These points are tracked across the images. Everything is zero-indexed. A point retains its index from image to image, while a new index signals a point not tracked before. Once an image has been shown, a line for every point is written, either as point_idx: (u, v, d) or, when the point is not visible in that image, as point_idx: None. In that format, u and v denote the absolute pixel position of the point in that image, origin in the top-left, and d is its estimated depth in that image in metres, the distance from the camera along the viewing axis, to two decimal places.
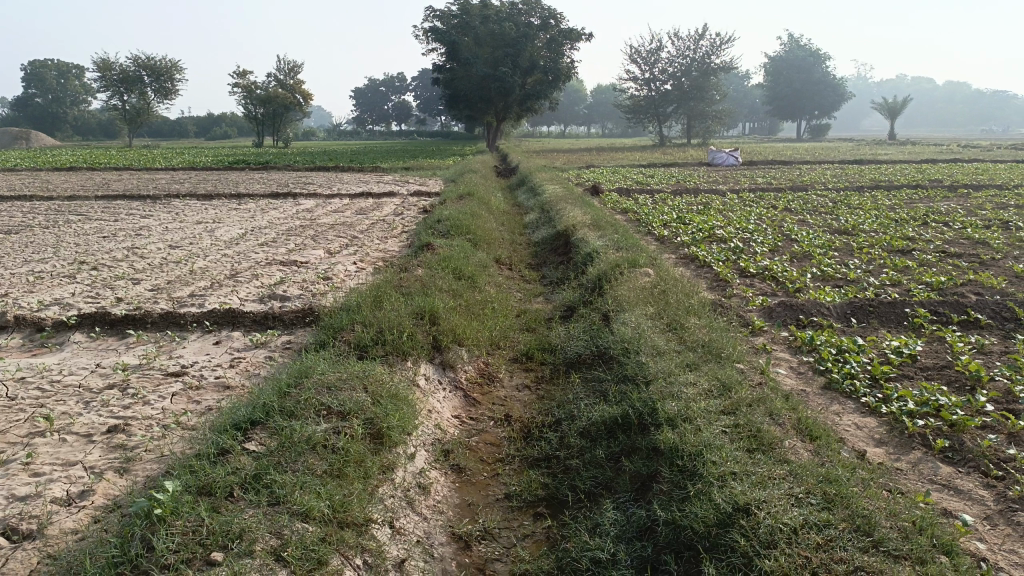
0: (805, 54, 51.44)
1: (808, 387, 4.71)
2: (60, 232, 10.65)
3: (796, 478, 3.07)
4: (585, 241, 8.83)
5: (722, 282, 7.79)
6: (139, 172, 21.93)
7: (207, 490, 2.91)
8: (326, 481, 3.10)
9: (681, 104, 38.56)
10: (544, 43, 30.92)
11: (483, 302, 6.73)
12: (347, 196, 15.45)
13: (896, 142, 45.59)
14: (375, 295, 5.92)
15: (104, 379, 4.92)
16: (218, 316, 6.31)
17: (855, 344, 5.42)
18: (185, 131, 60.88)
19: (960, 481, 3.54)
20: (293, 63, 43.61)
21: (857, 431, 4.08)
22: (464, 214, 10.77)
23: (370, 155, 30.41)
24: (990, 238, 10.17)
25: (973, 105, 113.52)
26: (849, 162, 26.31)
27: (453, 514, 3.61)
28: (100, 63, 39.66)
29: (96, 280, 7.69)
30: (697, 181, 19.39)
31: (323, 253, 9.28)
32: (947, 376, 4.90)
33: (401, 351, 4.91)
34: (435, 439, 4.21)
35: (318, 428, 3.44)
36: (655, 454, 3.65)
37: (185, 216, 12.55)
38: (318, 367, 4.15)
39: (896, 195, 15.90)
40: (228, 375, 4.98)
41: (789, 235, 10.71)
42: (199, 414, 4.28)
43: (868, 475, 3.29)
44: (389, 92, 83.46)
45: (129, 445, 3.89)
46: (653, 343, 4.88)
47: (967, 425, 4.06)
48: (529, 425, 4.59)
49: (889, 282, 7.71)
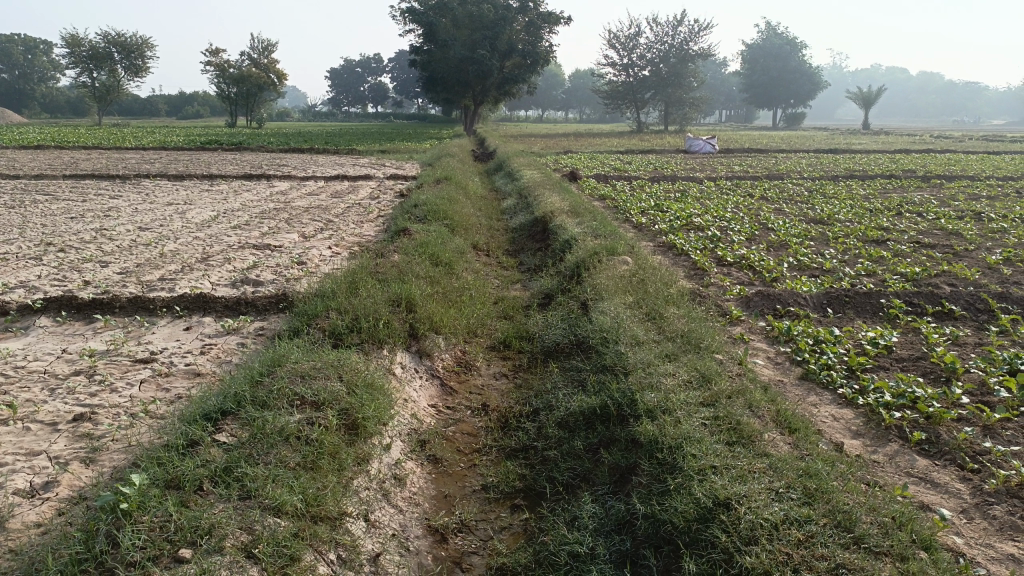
0: (783, 43, 51.59)
1: (786, 378, 4.72)
2: (26, 212, 10.38)
3: (777, 472, 3.05)
4: (564, 228, 8.77)
5: (700, 271, 7.78)
6: (108, 151, 21.46)
7: (176, 483, 2.81)
8: (298, 473, 3.02)
9: (658, 90, 38.51)
10: (522, 26, 30.65)
11: (460, 290, 6.65)
12: (322, 179, 15.25)
13: (870, 132, 45.97)
14: (351, 281, 5.82)
15: (70, 365, 4.78)
16: (189, 301, 6.17)
17: (831, 334, 5.43)
18: (156, 110, 59.68)
19: (937, 474, 3.56)
20: (268, 43, 42.93)
21: (835, 422, 4.09)
22: (441, 199, 10.67)
23: (346, 137, 30.05)
24: (963, 229, 10.28)
25: (945, 97, 114.89)
26: (824, 151, 26.48)
27: (429, 506, 3.55)
28: (69, 39, 38.57)
29: (63, 262, 7.49)
30: (675, 168, 19.41)
31: (297, 237, 9.14)
32: (922, 368, 4.93)
33: (377, 339, 4.83)
34: (411, 429, 4.15)
35: (291, 419, 3.35)
36: (634, 446, 3.61)
37: (155, 196, 12.30)
38: (292, 356, 4.05)
39: (871, 184, 16.01)
40: (199, 362, 4.87)
41: (765, 224, 10.75)
42: (168, 403, 4.18)
43: (847, 468, 3.28)
44: (365, 74, 82.52)
45: (95, 434, 3.78)
46: (632, 332, 4.85)
47: (943, 418, 4.09)
48: (507, 414, 4.54)
49: (865, 272, 7.76)
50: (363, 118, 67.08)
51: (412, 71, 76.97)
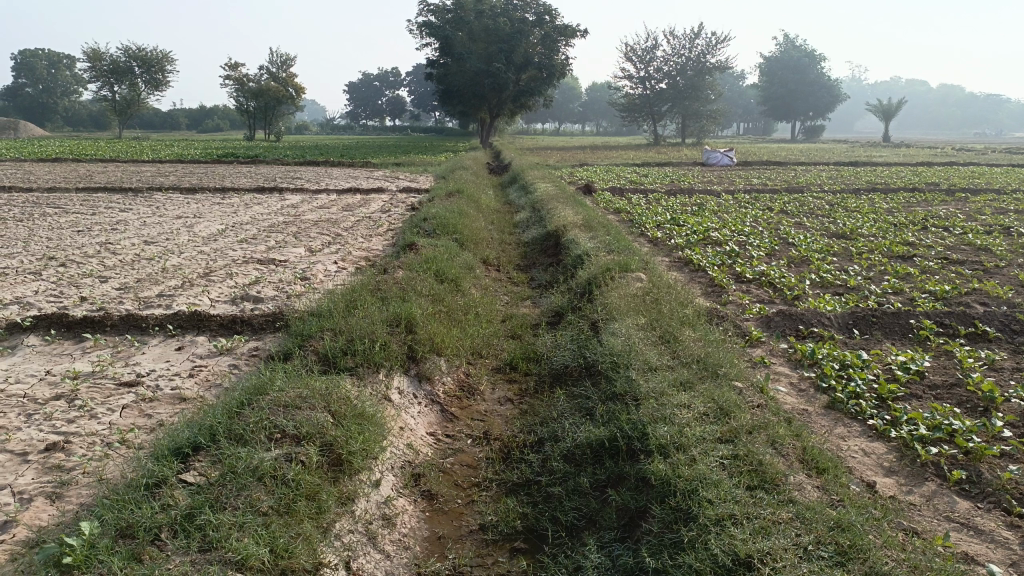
0: (801, 55, 51.12)
1: (810, 407, 4.38)
2: (33, 226, 10.23)
3: (805, 523, 2.72)
4: (576, 243, 8.46)
5: (717, 288, 7.46)
6: (124, 164, 21.52)
7: (132, 532, 2.57)
8: (269, 520, 2.74)
9: (675, 103, 38.21)
10: (539, 39, 30.42)
11: (466, 308, 6.37)
12: (334, 192, 15.06)
13: (888, 144, 45.37)
14: (349, 300, 5.55)
15: (51, 389, 4.53)
16: (182, 320, 5.91)
17: (859, 358, 5.08)
18: (176, 124, 60.13)
19: (980, 519, 3.21)
20: (286, 57, 43.08)
21: (865, 458, 3.75)
22: (452, 212, 10.42)
23: (362, 149, 30.01)
24: (993, 244, 9.87)
25: (968, 110, 113.51)
26: (844, 164, 26.00)
27: (420, 550, 3.25)
28: (90, 54, 38.98)
29: (62, 278, 7.28)
30: (692, 181, 19.10)
31: (304, 251, 8.91)
32: (957, 396, 4.58)
33: (373, 362, 4.55)
34: (405, 461, 3.85)
35: (266, 455, 3.06)
36: (645, 486, 3.29)
37: (165, 210, 12.12)
38: (275, 383, 3.77)
39: (894, 197, 15.60)
40: (186, 386, 4.61)
41: (786, 239, 10.40)
42: (148, 431, 3.90)
43: (882, 516, 2.95)
44: (384, 87, 82.90)
45: (66, 466, 3.51)
46: (644, 357, 4.53)
47: (984, 454, 3.74)
48: (510, 444, 4.23)
49: (891, 290, 7.39)
50: (381, 130, 67.27)
51: (428, 85, 77.47)
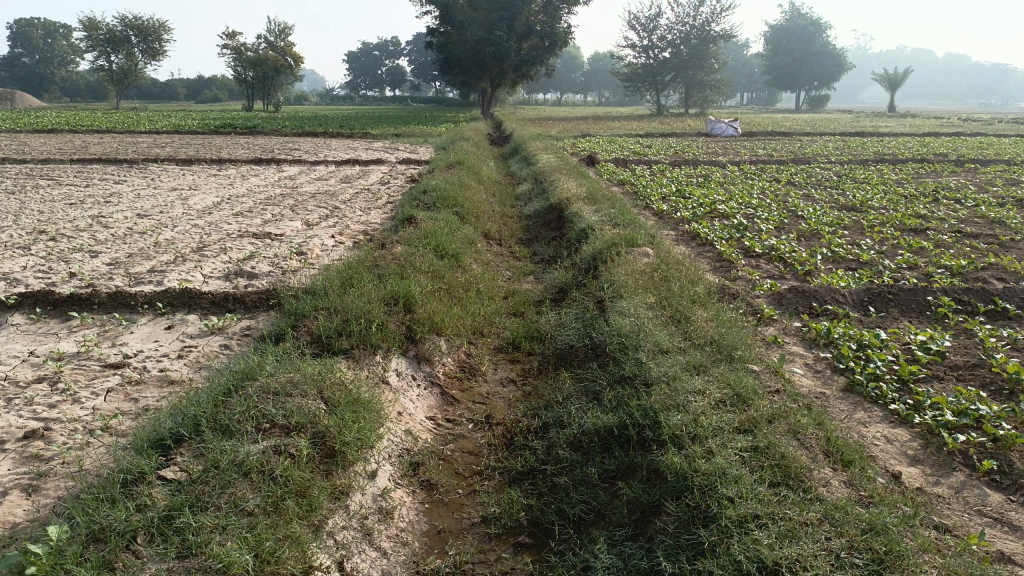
0: (807, 23, 50.08)
1: (828, 390, 4.18)
2: (25, 199, 9.94)
3: (833, 526, 2.53)
4: (580, 216, 8.21)
5: (726, 263, 7.22)
6: (121, 135, 21.17)
7: (105, 536, 2.41)
8: (254, 522, 2.55)
9: (679, 72, 37.59)
10: (540, 7, 29.81)
11: (467, 284, 6.14)
12: (332, 163, 14.77)
13: (895, 114, 44.76)
14: (346, 277, 5.32)
15: (33, 371, 4.31)
16: (173, 297, 5.69)
17: (877, 338, 4.86)
18: (174, 94, 59.40)
19: (1014, 514, 3.01)
20: (284, 26, 42.30)
21: (889, 446, 3.55)
22: (452, 184, 10.15)
23: (361, 120, 29.54)
24: (1007, 217, 9.60)
25: (974, 80, 112.20)
26: (851, 134, 25.57)
27: (419, 546, 3.06)
28: (86, 23, 38.26)
29: (51, 252, 7.03)
30: (697, 151, 18.78)
31: (301, 225, 8.67)
32: (981, 378, 4.38)
33: (370, 343, 4.34)
34: (402, 449, 3.65)
35: (253, 448, 2.87)
36: (658, 479, 3.10)
37: (161, 182, 11.82)
38: (265, 368, 3.56)
39: (903, 168, 15.27)
40: (175, 368, 4.40)
41: (795, 211, 10.12)
42: (133, 418, 3.70)
43: (913, 513, 2.76)
44: (383, 57, 81.71)
45: (45, 455, 3.30)
46: (655, 338, 4.31)
47: (1015, 442, 3.53)
48: (513, 430, 4.03)
49: (905, 265, 7.16)
50: (380, 101, 66.47)
51: (428, 54, 76.49)
